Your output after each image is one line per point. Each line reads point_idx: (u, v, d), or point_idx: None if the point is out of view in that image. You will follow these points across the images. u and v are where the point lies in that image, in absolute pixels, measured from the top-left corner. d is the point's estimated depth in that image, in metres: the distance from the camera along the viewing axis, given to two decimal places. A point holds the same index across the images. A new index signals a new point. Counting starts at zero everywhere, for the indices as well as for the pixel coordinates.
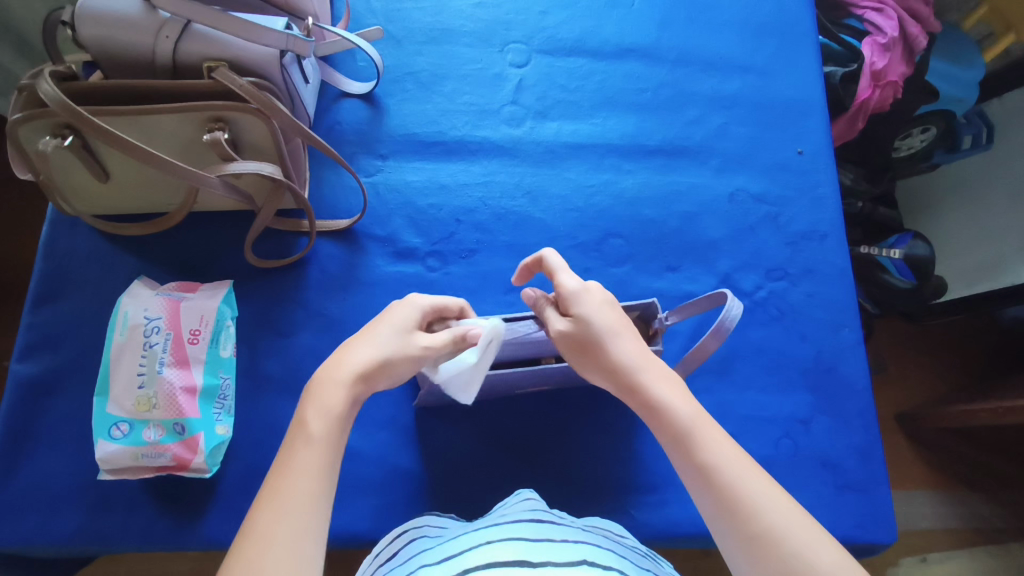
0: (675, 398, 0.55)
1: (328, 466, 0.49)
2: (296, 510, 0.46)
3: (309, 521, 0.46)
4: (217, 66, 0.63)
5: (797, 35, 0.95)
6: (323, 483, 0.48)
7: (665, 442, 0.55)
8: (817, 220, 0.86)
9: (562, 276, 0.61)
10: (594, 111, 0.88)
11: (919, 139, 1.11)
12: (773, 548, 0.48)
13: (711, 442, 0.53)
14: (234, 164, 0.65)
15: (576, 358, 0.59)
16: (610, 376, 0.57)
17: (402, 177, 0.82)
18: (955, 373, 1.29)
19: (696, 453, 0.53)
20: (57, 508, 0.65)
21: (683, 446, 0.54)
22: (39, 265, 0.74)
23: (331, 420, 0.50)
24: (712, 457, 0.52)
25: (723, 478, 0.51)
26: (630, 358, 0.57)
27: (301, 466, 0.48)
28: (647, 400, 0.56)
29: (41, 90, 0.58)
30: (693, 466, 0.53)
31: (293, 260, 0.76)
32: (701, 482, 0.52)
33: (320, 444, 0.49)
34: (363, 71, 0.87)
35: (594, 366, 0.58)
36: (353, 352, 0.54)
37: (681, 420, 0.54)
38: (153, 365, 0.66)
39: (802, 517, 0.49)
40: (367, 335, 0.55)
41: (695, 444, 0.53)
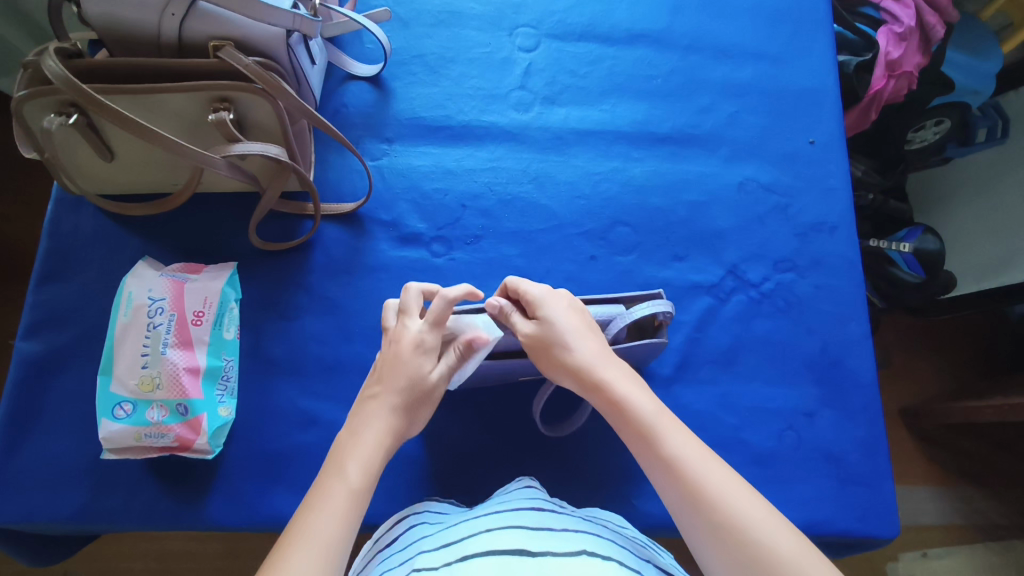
0: (637, 393, 0.56)
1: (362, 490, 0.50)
2: (329, 523, 0.47)
3: (339, 543, 0.46)
4: (224, 45, 0.63)
5: (811, 23, 0.93)
6: (356, 506, 0.49)
7: (629, 440, 0.55)
8: (827, 211, 0.85)
9: (527, 285, 0.63)
10: (603, 97, 0.87)
11: (932, 132, 1.10)
12: (737, 535, 0.47)
13: (673, 435, 0.53)
14: (239, 144, 0.65)
15: (541, 361, 0.60)
16: (571, 375, 0.58)
17: (409, 161, 0.81)
18: (962, 369, 1.28)
19: (659, 447, 0.53)
20: (61, 486, 0.65)
21: (646, 441, 0.54)
22: (43, 244, 0.74)
23: (368, 456, 0.52)
24: (676, 450, 0.52)
25: (686, 470, 0.51)
26: (590, 356, 0.58)
27: (341, 485, 0.49)
28: (611, 395, 0.56)
29: (46, 67, 0.58)
30: (657, 460, 0.53)
31: (297, 243, 0.76)
32: (665, 475, 0.52)
33: (355, 472, 0.50)
34: (370, 53, 0.86)
35: (556, 367, 0.59)
36: (381, 403, 0.55)
37: (642, 415, 0.55)
38: (157, 345, 0.66)
39: (766, 506, 0.49)
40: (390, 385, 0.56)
41: (658, 438, 0.53)
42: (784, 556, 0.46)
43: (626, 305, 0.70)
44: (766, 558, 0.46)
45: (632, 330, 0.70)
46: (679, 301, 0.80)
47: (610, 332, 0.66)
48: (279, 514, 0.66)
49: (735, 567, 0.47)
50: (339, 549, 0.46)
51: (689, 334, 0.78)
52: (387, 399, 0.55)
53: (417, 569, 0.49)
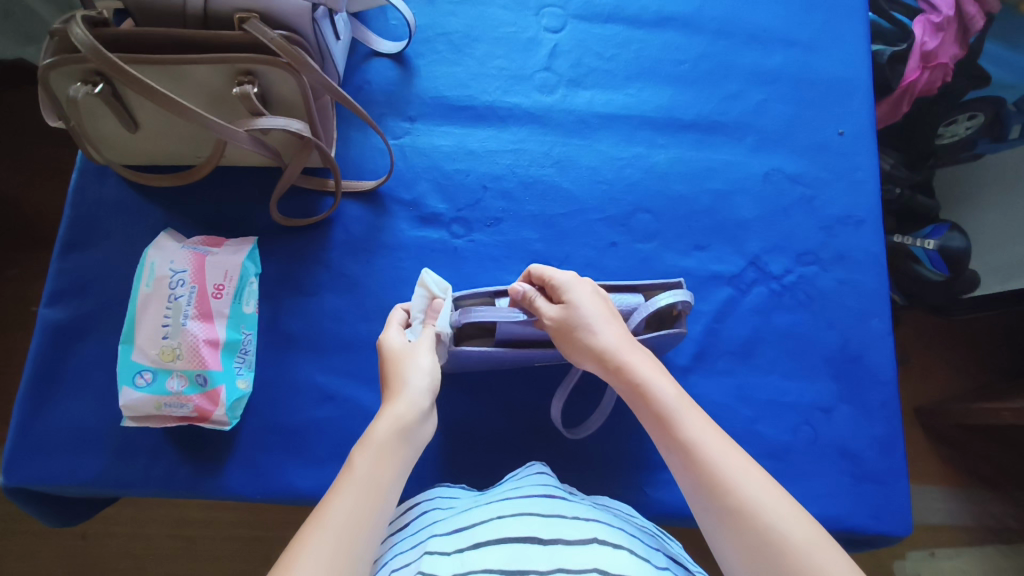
0: (658, 378, 0.56)
1: (381, 492, 0.49)
2: (356, 499, 0.48)
3: (368, 515, 0.47)
4: (249, 17, 0.62)
5: (847, 9, 0.91)
6: (366, 508, 0.47)
7: (648, 423, 0.55)
8: (854, 205, 0.84)
9: (552, 270, 0.63)
10: (629, 81, 0.85)
11: (964, 127, 1.06)
12: (749, 520, 0.47)
13: (693, 423, 0.53)
14: (263, 118, 0.65)
15: (563, 344, 0.60)
16: (594, 357, 0.58)
17: (431, 141, 0.81)
18: (982, 371, 1.26)
19: (676, 431, 0.53)
20: (82, 452, 0.66)
21: (664, 425, 0.54)
22: (68, 212, 0.75)
23: (377, 451, 0.51)
24: (693, 435, 0.52)
25: (702, 454, 0.51)
26: (614, 339, 0.58)
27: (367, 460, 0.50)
28: (632, 378, 0.56)
29: (74, 35, 0.58)
30: (675, 444, 0.53)
31: (318, 219, 0.76)
32: (683, 461, 0.52)
33: (364, 473, 0.49)
34: (394, 30, 0.85)
35: (578, 352, 0.59)
36: (391, 407, 0.54)
37: (663, 399, 0.55)
38: (178, 317, 0.67)
39: (780, 494, 0.49)
40: (398, 392, 0.55)
41: (676, 424, 0.53)
42: (796, 542, 0.46)
43: (646, 294, 0.69)
44: (778, 544, 0.46)
45: (650, 320, 0.69)
46: (698, 290, 0.79)
47: (630, 322, 0.65)
48: (293, 487, 0.67)
49: (746, 552, 0.47)
50: (355, 543, 0.46)
51: (707, 324, 0.78)
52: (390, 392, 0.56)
53: (429, 552, 0.49)
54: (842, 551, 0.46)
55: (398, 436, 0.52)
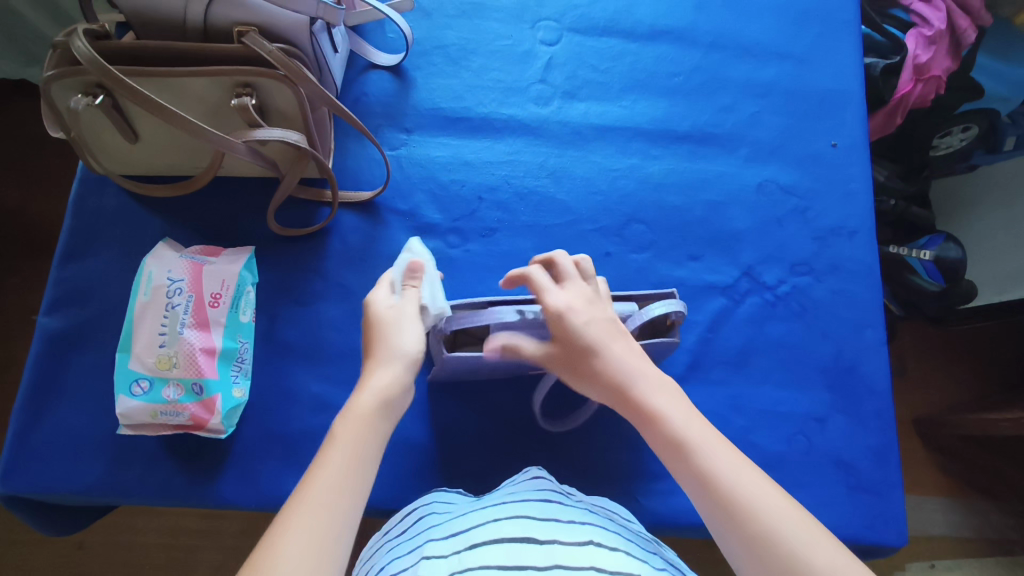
0: (670, 405, 0.56)
1: (363, 465, 0.49)
2: (342, 473, 0.48)
3: (350, 490, 0.48)
4: (247, 31, 0.64)
5: (839, 24, 0.92)
6: (352, 482, 0.48)
7: (661, 451, 0.55)
8: (846, 216, 0.84)
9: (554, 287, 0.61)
10: (624, 93, 0.86)
11: (959, 139, 1.08)
12: (765, 540, 0.48)
13: (704, 446, 0.53)
14: (260, 130, 0.66)
15: (574, 372, 0.60)
16: (605, 386, 0.58)
17: (427, 152, 0.82)
18: (980, 382, 1.26)
19: (691, 457, 0.53)
20: (78, 460, 0.67)
21: (679, 452, 0.53)
22: (68, 222, 0.75)
23: (363, 421, 0.51)
24: (708, 461, 0.52)
25: (718, 482, 0.51)
26: (618, 357, 0.58)
27: (353, 435, 0.50)
28: (644, 407, 0.56)
29: (75, 48, 0.59)
30: (690, 472, 0.52)
31: (315, 230, 0.76)
32: (699, 488, 0.52)
33: (349, 442, 0.50)
34: (392, 42, 0.86)
35: (581, 374, 0.59)
36: (378, 374, 0.54)
37: (675, 426, 0.54)
38: (175, 326, 0.67)
39: (800, 516, 0.49)
40: (379, 362, 0.55)
41: (689, 451, 0.53)
42: (818, 565, 0.46)
43: (639, 304, 0.70)
44: (801, 570, 0.46)
45: (644, 329, 0.69)
46: (692, 301, 0.80)
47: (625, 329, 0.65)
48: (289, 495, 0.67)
49: None
50: (340, 517, 0.46)
51: (701, 334, 0.78)
52: (394, 364, 0.55)
53: (427, 556, 0.50)
54: (863, 568, 0.47)
55: (381, 411, 0.53)
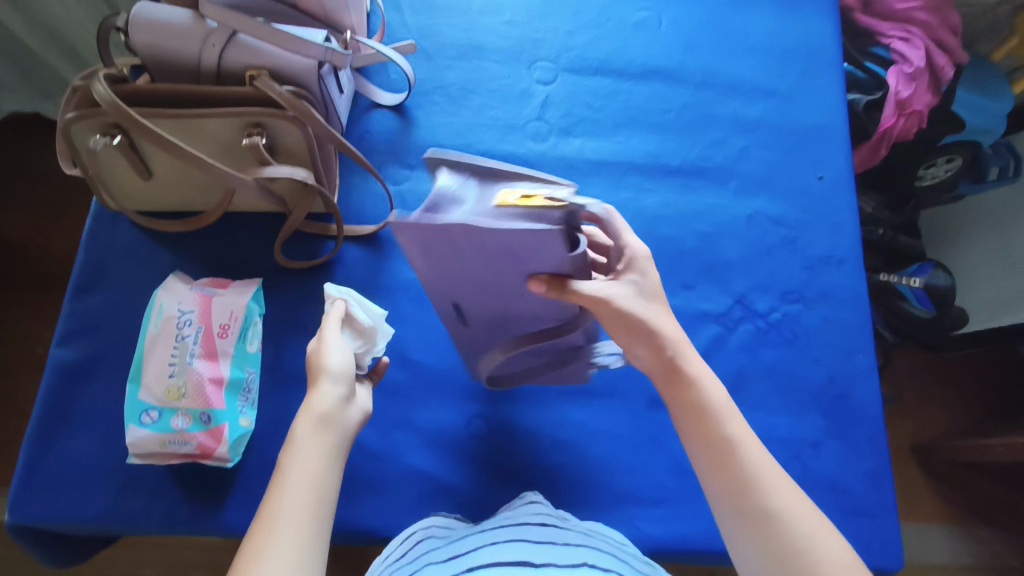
0: (706, 377, 0.57)
1: (322, 481, 0.51)
2: (300, 491, 0.50)
3: (314, 506, 0.50)
4: (259, 75, 0.67)
5: (821, 63, 0.96)
6: (317, 495, 0.50)
7: (687, 421, 0.56)
8: (834, 245, 0.87)
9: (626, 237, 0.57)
10: (617, 130, 0.90)
11: (943, 169, 1.12)
12: (805, 564, 0.49)
13: (732, 422, 0.55)
14: (270, 168, 0.69)
15: (624, 328, 0.57)
16: (657, 345, 0.57)
17: (428, 187, 0.85)
18: (974, 407, 1.27)
19: (722, 430, 0.55)
20: (87, 489, 0.68)
21: (705, 423, 0.55)
22: (81, 255, 0.78)
23: (309, 445, 0.52)
24: (736, 437, 0.54)
25: (742, 456, 0.54)
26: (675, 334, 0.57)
27: (305, 454, 0.52)
28: (686, 374, 0.57)
29: (96, 92, 0.62)
30: (716, 443, 0.54)
31: (320, 262, 0.79)
32: (721, 461, 0.54)
33: (303, 463, 0.51)
34: (395, 83, 0.90)
35: (632, 338, 0.57)
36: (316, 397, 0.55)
37: (709, 396, 0.56)
38: (184, 356, 0.69)
39: (810, 505, 0.52)
40: (317, 381, 0.57)
41: (719, 422, 0.55)
42: (824, 551, 0.49)
43: None
44: (805, 549, 0.49)
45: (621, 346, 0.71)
46: (687, 329, 0.82)
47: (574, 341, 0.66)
48: None
49: (773, 556, 0.50)
50: (310, 533, 0.48)
51: None
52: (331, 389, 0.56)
53: None
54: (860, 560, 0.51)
55: (322, 426, 0.54)
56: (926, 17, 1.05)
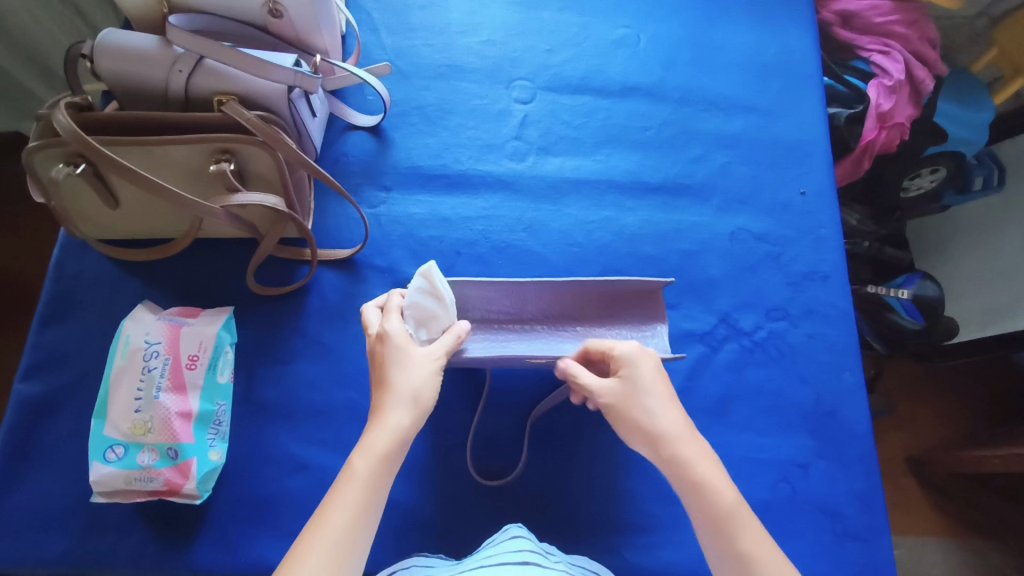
0: (685, 440, 0.59)
1: (378, 491, 0.52)
2: (358, 493, 0.52)
3: (367, 513, 0.51)
4: (227, 100, 0.66)
5: (801, 78, 0.95)
6: (372, 501, 0.52)
7: (667, 472, 0.59)
8: (818, 261, 0.86)
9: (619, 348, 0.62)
10: (597, 148, 0.89)
11: (928, 180, 1.11)
12: None
13: (700, 468, 0.57)
14: (239, 195, 0.67)
15: (617, 415, 0.60)
16: (640, 429, 0.59)
17: (405, 210, 0.83)
18: (968, 419, 1.26)
19: (695, 479, 0.57)
20: (50, 530, 0.66)
21: (682, 474, 0.57)
22: (48, 286, 0.76)
23: (376, 460, 0.53)
24: (710, 483, 0.57)
25: (716, 505, 0.56)
26: (673, 433, 0.59)
27: (364, 469, 0.53)
28: (664, 442, 0.58)
29: (56, 121, 0.60)
30: (694, 496, 0.57)
31: (293, 288, 0.77)
32: (699, 509, 0.56)
33: (364, 480, 0.52)
34: (371, 104, 0.89)
35: (627, 421, 0.60)
36: (392, 411, 0.56)
37: (685, 452, 0.58)
38: (151, 390, 0.67)
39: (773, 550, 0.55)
40: (391, 390, 0.57)
41: (693, 474, 0.57)
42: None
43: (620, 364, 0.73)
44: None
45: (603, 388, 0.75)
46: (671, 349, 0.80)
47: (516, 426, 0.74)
48: (265, 560, 0.66)
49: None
50: (358, 537, 0.50)
51: (680, 382, 0.78)
52: (405, 417, 0.56)
53: None
54: None
55: (398, 442, 0.55)
56: (904, 31, 1.05)
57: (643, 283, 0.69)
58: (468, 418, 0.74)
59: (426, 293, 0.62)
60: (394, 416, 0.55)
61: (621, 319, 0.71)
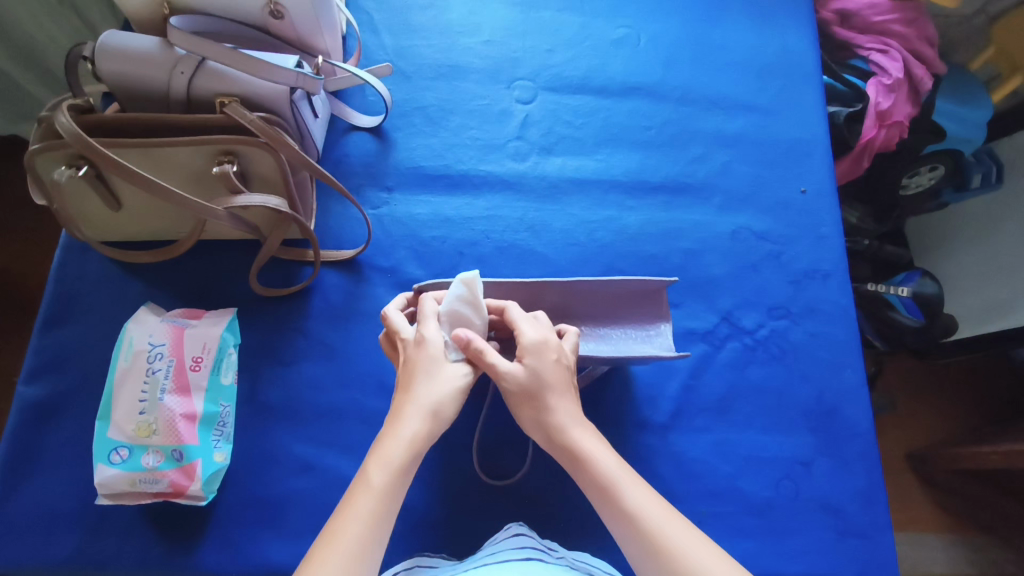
0: (597, 450, 0.57)
1: (392, 501, 0.52)
2: (372, 505, 0.50)
3: (381, 525, 0.50)
4: (229, 101, 0.66)
5: (801, 76, 0.96)
6: (386, 513, 0.51)
7: (591, 494, 0.56)
8: (819, 260, 0.86)
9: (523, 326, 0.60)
10: (598, 148, 0.89)
11: (927, 178, 1.12)
12: None
13: (625, 484, 0.55)
14: (241, 196, 0.67)
15: (523, 408, 0.58)
16: (542, 428, 0.58)
17: (408, 210, 0.83)
18: (967, 416, 1.26)
19: (619, 501, 0.54)
20: (55, 532, 0.66)
21: (607, 496, 0.54)
22: (50, 289, 0.76)
23: (392, 472, 0.52)
24: (632, 502, 0.54)
25: (642, 523, 0.52)
26: (563, 415, 0.58)
27: (379, 480, 0.52)
28: (575, 451, 0.57)
29: (58, 123, 0.60)
30: (619, 515, 0.53)
31: (296, 289, 0.77)
32: (628, 531, 0.53)
33: (381, 492, 0.51)
34: (372, 105, 0.89)
35: (528, 416, 0.58)
36: (404, 420, 0.55)
37: (604, 469, 0.55)
38: (155, 392, 0.67)
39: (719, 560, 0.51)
40: (408, 399, 0.56)
41: (619, 493, 0.54)
42: None
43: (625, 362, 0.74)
44: None
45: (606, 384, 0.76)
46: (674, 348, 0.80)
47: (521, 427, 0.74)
48: (270, 561, 0.66)
49: None
50: (373, 551, 0.49)
51: (682, 381, 0.78)
52: (420, 426, 0.55)
53: None
54: None
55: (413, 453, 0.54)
56: (902, 29, 1.06)
57: (646, 281, 0.69)
58: (473, 418, 0.74)
59: (466, 301, 0.62)
60: (408, 425, 0.54)
61: (626, 318, 0.72)
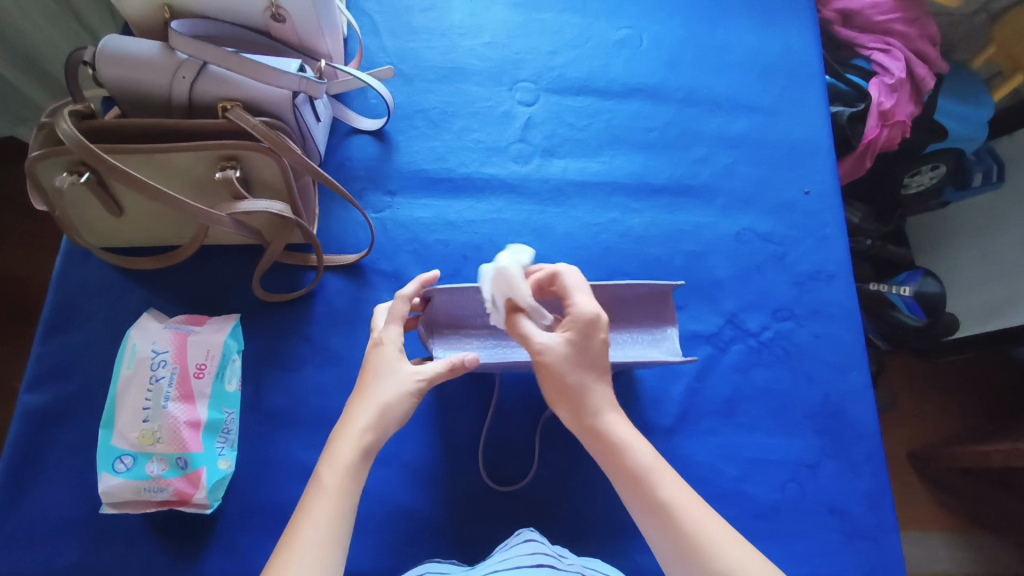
0: (634, 440, 0.56)
1: (348, 498, 0.52)
2: (330, 504, 0.51)
3: (340, 523, 0.50)
4: (232, 106, 0.65)
5: (803, 77, 0.95)
6: (344, 511, 0.51)
7: (622, 485, 0.56)
8: (823, 261, 0.86)
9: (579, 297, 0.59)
10: (601, 150, 0.89)
11: (929, 177, 1.12)
12: None
13: (658, 475, 0.54)
14: (244, 202, 0.67)
15: (555, 389, 0.58)
16: (573, 408, 0.58)
17: (411, 214, 0.83)
18: (970, 415, 1.26)
19: (655, 491, 0.53)
20: (59, 542, 0.65)
21: (641, 486, 0.54)
22: (51, 296, 0.75)
23: (343, 472, 0.52)
24: (667, 493, 0.53)
25: (677, 515, 0.52)
26: (600, 400, 0.58)
27: (330, 480, 0.52)
28: (611, 440, 0.56)
29: (59, 129, 0.60)
30: (652, 505, 0.53)
31: (299, 294, 0.77)
32: (660, 522, 0.53)
33: (333, 491, 0.51)
34: (374, 108, 0.88)
35: (561, 393, 0.58)
36: (353, 414, 0.56)
37: (639, 460, 0.55)
38: (158, 399, 0.67)
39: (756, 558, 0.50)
40: (361, 398, 0.57)
41: (654, 483, 0.54)
42: None
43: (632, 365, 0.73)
44: None
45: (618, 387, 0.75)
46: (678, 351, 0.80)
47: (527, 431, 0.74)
48: None
49: None
50: (335, 549, 0.49)
51: (688, 384, 0.78)
52: (369, 419, 0.56)
53: None
54: None
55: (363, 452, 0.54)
56: (904, 28, 1.05)
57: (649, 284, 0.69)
58: (480, 422, 0.74)
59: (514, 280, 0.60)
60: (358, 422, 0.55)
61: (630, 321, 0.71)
